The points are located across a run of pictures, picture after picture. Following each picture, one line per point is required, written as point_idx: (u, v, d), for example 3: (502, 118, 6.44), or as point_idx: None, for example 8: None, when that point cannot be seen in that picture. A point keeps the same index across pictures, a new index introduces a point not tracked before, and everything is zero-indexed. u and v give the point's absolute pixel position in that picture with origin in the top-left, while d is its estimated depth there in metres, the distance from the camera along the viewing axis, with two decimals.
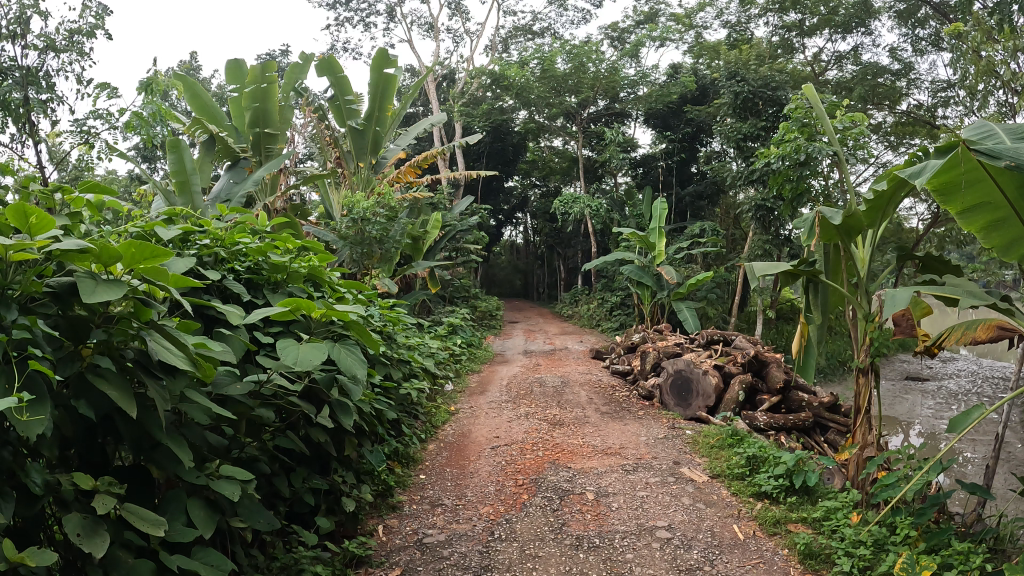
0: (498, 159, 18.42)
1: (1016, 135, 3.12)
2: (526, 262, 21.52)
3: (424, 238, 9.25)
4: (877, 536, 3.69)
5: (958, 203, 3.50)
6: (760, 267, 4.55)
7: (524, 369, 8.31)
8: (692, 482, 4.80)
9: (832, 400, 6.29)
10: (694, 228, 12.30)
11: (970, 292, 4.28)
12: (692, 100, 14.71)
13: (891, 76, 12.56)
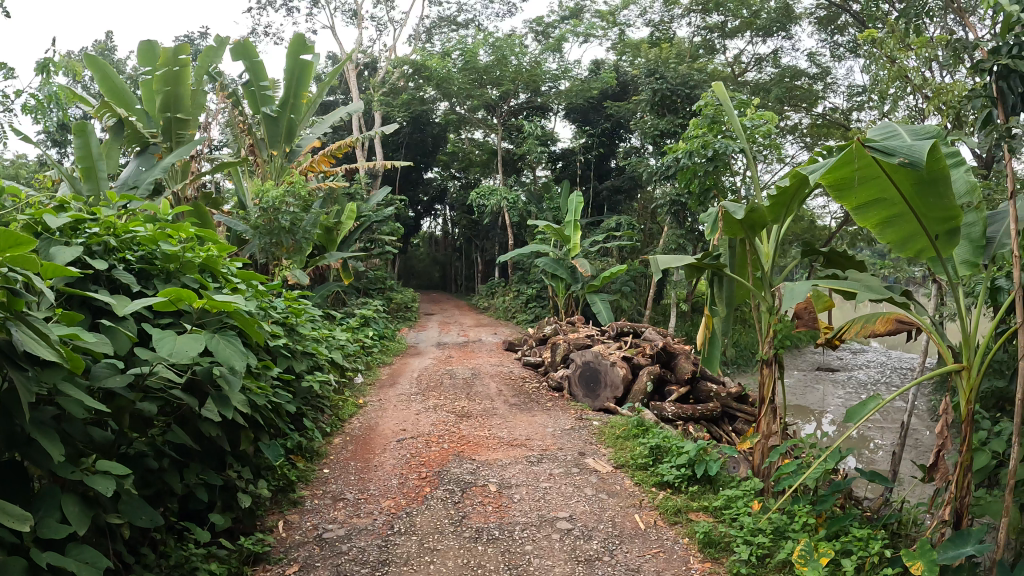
0: (418, 150, 18.33)
1: (913, 134, 3.21)
2: (444, 254, 21.47)
3: (338, 229, 9.17)
4: (777, 523, 3.74)
5: (852, 198, 3.42)
6: (666, 259, 4.59)
7: (436, 361, 8.26)
8: (595, 473, 4.84)
9: (740, 390, 6.45)
10: (611, 222, 12.47)
11: (869, 288, 4.40)
12: (611, 96, 14.98)
13: (809, 79, 12.95)
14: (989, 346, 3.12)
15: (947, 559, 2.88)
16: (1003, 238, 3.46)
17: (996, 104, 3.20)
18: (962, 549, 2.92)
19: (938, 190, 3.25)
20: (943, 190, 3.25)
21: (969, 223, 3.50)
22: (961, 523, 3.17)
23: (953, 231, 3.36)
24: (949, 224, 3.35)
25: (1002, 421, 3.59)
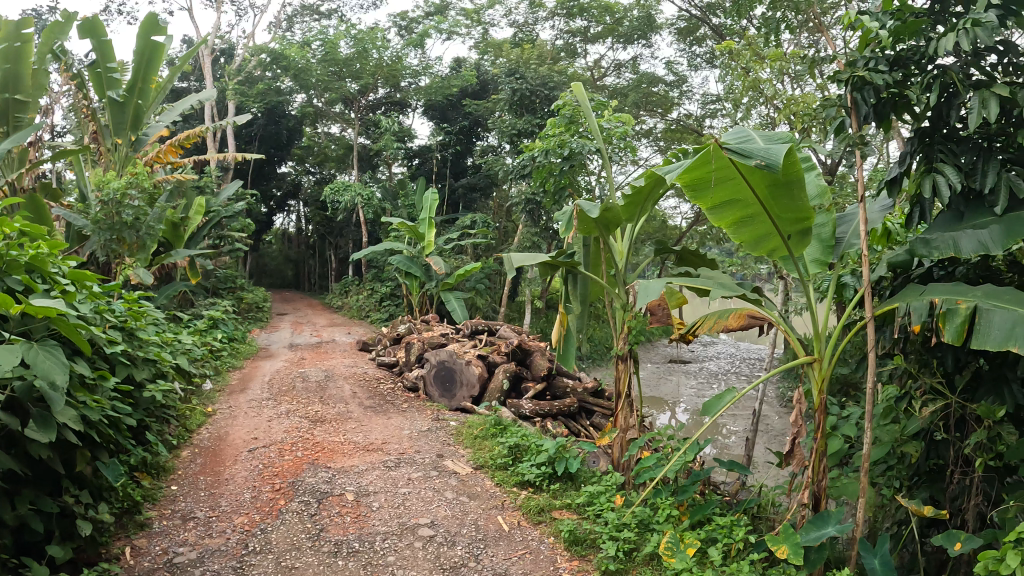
0: (272, 143, 17.62)
1: (766, 139, 3.32)
2: (299, 251, 20.72)
3: (186, 223, 8.70)
4: (641, 517, 3.84)
5: (707, 197, 3.50)
6: (520, 257, 4.57)
7: (288, 364, 7.93)
8: (454, 475, 4.80)
9: (596, 385, 6.64)
10: (466, 219, 12.52)
11: (722, 285, 4.52)
12: (471, 94, 15.05)
13: (665, 86, 13.49)
14: (838, 338, 3.23)
15: (809, 540, 2.97)
16: (851, 238, 3.68)
17: (848, 116, 3.12)
18: (824, 530, 3.01)
19: (791, 191, 3.38)
20: (796, 191, 3.37)
21: (821, 224, 3.67)
22: (819, 505, 3.24)
23: (804, 230, 3.52)
24: (802, 224, 3.49)
25: (848, 406, 3.86)
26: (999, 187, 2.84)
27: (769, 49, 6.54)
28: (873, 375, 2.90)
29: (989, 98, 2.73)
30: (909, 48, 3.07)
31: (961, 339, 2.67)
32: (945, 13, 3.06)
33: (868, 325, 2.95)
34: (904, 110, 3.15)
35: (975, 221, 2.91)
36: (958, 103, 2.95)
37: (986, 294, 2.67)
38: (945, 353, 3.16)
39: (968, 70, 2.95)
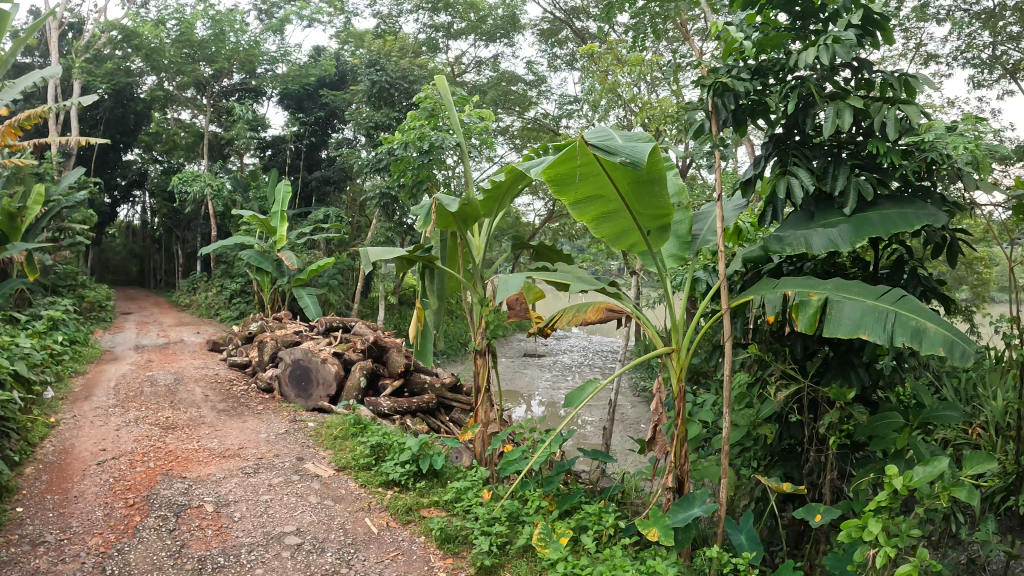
0: (118, 128, 16.13)
1: (625, 138, 3.29)
2: (145, 245, 19.31)
3: (23, 215, 7.87)
4: (511, 510, 3.79)
5: (570, 194, 3.39)
6: (376, 252, 4.35)
7: (134, 367, 7.37)
8: (317, 478, 4.64)
9: (454, 380, 6.66)
10: (319, 213, 12.15)
11: (584, 281, 4.33)
12: (329, 85, 14.65)
13: (524, 85, 13.58)
14: (695, 329, 3.34)
15: (678, 522, 3.07)
16: (707, 234, 3.86)
17: (709, 118, 3.25)
18: (690, 511, 3.14)
19: (653, 189, 3.34)
20: (658, 189, 3.34)
21: (678, 221, 3.83)
22: (683, 488, 3.36)
23: (664, 227, 3.54)
24: (661, 222, 3.50)
25: (702, 395, 4.09)
26: (848, 189, 3.09)
27: (621, 54, 6.80)
28: (731, 363, 3.03)
29: (844, 108, 2.96)
30: (770, 60, 3.31)
31: (813, 328, 2.85)
32: (806, 29, 3.32)
33: (726, 315, 3.09)
34: (762, 117, 3.38)
35: (826, 220, 3.15)
36: (813, 112, 3.19)
37: (835, 288, 2.90)
38: (797, 342, 3.41)
39: (824, 82, 3.20)
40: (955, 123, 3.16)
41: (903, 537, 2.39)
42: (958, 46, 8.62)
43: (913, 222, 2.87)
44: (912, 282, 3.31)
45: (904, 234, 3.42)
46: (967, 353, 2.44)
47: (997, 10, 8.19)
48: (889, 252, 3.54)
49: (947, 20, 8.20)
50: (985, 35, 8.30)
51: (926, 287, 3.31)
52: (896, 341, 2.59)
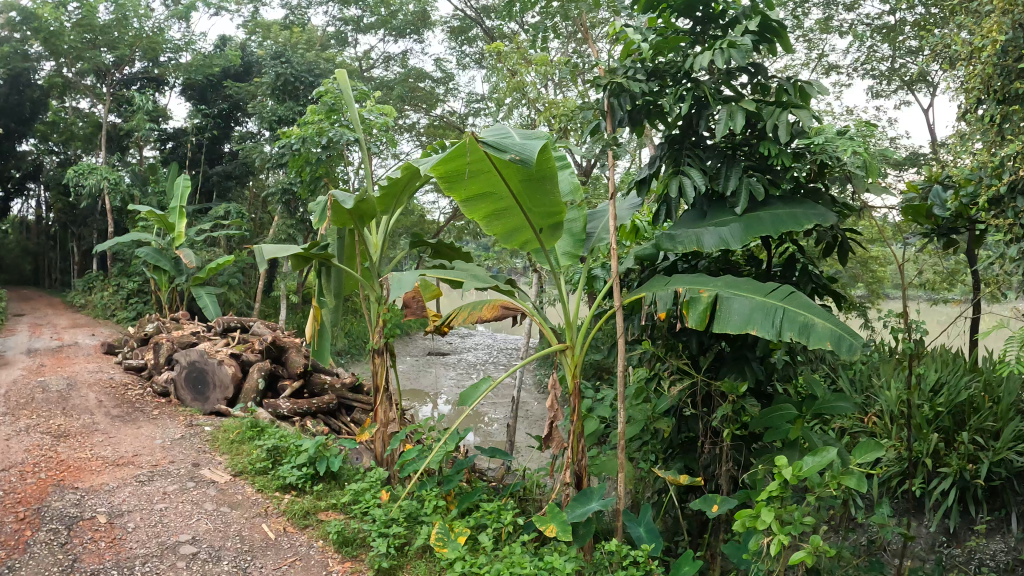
0: (11, 116, 14.94)
1: (523, 135, 3.38)
2: (36, 242, 18.10)
3: None
4: (410, 510, 3.73)
5: (461, 191, 3.35)
6: (271, 250, 4.23)
7: (22, 372, 6.91)
8: (214, 485, 4.45)
9: (354, 380, 6.54)
10: (220, 209, 11.70)
11: (475, 277, 4.14)
12: (233, 76, 14.11)
13: (432, 82, 13.43)
14: (590, 326, 3.37)
15: (575, 517, 3.08)
16: (601, 232, 3.89)
17: (605, 118, 3.31)
18: (589, 506, 3.17)
19: (544, 187, 3.34)
20: (549, 187, 3.35)
21: (572, 219, 3.83)
22: (581, 483, 3.39)
23: (556, 226, 3.54)
24: (553, 220, 3.50)
25: (602, 390, 4.17)
26: (739, 189, 3.20)
27: (530, 53, 6.85)
28: (625, 359, 3.09)
29: (736, 111, 3.07)
30: (668, 62, 3.38)
31: (704, 323, 2.95)
32: (705, 33, 3.42)
33: (620, 312, 3.14)
34: (658, 118, 3.47)
35: (717, 219, 3.25)
36: (707, 114, 3.29)
37: (725, 284, 3.00)
38: (692, 337, 3.49)
39: (719, 86, 3.30)
40: (846, 126, 3.31)
41: (796, 524, 2.48)
42: (857, 58, 9.12)
43: (800, 223, 3.01)
44: (803, 279, 3.46)
45: (795, 233, 3.56)
46: (854, 346, 2.58)
47: (892, 24, 8.70)
48: (782, 250, 3.67)
49: (847, 33, 8.68)
50: (882, 48, 8.80)
51: (816, 284, 3.46)
52: (784, 336, 2.70)
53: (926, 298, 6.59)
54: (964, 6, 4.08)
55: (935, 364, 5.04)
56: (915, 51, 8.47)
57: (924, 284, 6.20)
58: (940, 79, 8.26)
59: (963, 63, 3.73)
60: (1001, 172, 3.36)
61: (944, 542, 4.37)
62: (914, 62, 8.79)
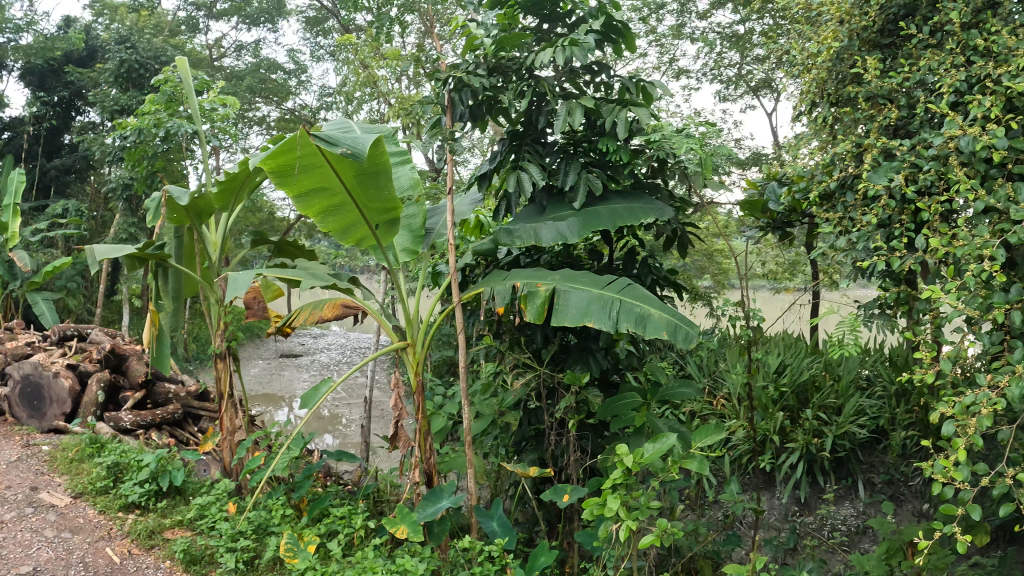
0: None
1: (364, 129, 3.34)
2: None
3: None
4: (259, 521, 3.59)
5: (292, 186, 3.11)
6: (102, 250, 3.95)
7: None
8: (54, 509, 4.10)
9: (202, 388, 6.23)
10: (58, 207, 10.79)
11: (314, 275, 3.76)
12: (75, 61, 13.03)
13: (283, 75, 12.68)
14: (430, 323, 3.32)
15: (425, 516, 3.04)
16: (439, 228, 3.78)
17: (446, 112, 3.34)
18: (438, 505, 3.12)
19: (377, 181, 3.15)
20: (382, 181, 3.17)
21: (410, 215, 3.63)
22: (430, 481, 3.34)
23: (392, 220, 3.35)
24: (389, 215, 3.31)
25: (454, 387, 4.18)
26: (578, 185, 3.30)
27: (386, 45, 6.67)
28: (467, 356, 3.09)
29: (575, 108, 3.16)
30: (510, 58, 3.43)
31: (540, 317, 3.00)
32: (551, 32, 3.53)
33: (459, 308, 3.14)
34: (501, 114, 3.54)
35: (555, 215, 3.32)
36: (547, 110, 3.37)
37: (562, 279, 3.08)
38: (536, 331, 3.55)
39: (560, 84, 3.40)
40: (685, 125, 3.50)
41: (641, 509, 2.58)
42: (707, 63, 9.63)
43: (639, 217, 3.16)
44: (643, 272, 3.61)
45: (637, 226, 3.70)
46: (689, 335, 2.72)
47: (740, 33, 9.23)
48: (622, 244, 3.83)
49: (698, 40, 9.13)
50: (730, 55, 9.37)
51: (656, 275, 3.62)
52: (622, 327, 2.81)
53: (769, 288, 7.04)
54: (802, 16, 4.33)
55: (778, 347, 5.42)
56: (760, 58, 9.04)
57: (767, 275, 6.61)
58: (782, 86, 8.86)
59: (800, 69, 3.97)
60: (830, 169, 3.58)
61: (797, 512, 4.55)
62: (759, 69, 9.38)
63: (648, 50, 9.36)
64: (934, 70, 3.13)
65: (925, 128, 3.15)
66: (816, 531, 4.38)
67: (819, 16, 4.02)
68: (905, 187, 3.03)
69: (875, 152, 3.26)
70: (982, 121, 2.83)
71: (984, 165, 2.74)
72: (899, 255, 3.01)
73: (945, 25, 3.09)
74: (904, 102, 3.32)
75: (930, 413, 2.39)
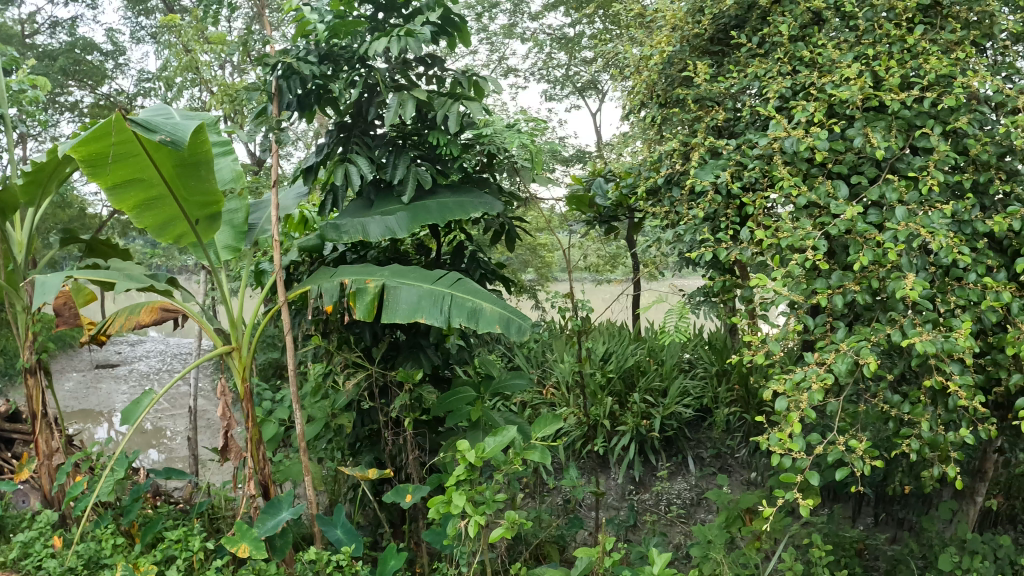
0: None
1: (186, 117, 3.06)
2: None
3: None
4: (90, 553, 3.26)
5: (104, 176, 2.84)
6: None
7: None
8: None
9: (10, 408, 5.62)
10: None
11: (129, 276, 3.37)
12: None
13: (100, 56, 10.07)
14: (256, 325, 3.13)
15: (266, 531, 2.89)
16: (263, 224, 3.62)
17: (272, 99, 3.19)
18: (279, 517, 2.99)
19: (199, 173, 2.95)
20: (204, 173, 2.96)
21: (232, 209, 3.41)
22: (269, 492, 3.18)
23: (214, 216, 3.16)
24: (210, 210, 3.11)
25: (283, 392, 4.02)
26: (407, 178, 3.34)
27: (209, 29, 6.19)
28: (296, 359, 2.97)
29: (407, 100, 3.20)
30: (342, 47, 3.35)
31: (370, 314, 2.98)
32: (386, 22, 3.50)
33: (285, 308, 3.02)
34: (329, 104, 3.45)
35: (384, 209, 3.33)
36: (377, 102, 3.39)
37: (391, 274, 3.09)
38: (365, 330, 3.47)
39: (393, 77, 3.39)
40: (514, 121, 3.74)
41: (488, 503, 2.60)
42: (535, 63, 10.05)
43: (466, 210, 3.26)
44: (472, 265, 3.77)
45: (464, 222, 3.81)
46: (522, 328, 2.88)
47: (569, 36, 9.63)
48: (450, 238, 3.90)
49: (529, 40, 9.47)
50: (557, 56, 9.79)
51: (484, 269, 3.81)
52: (455, 322, 2.89)
53: (591, 280, 7.38)
54: (634, 20, 4.55)
55: (603, 336, 5.84)
56: (587, 60, 9.52)
57: (588, 268, 6.92)
58: (609, 89, 9.40)
59: (630, 71, 4.14)
60: (659, 166, 3.80)
61: (633, 490, 4.74)
62: (585, 71, 9.90)
63: (479, 48, 9.61)
64: (761, 78, 3.34)
65: (751, 129, 3.38)
66: (654, 507, 4.55)
67: (651, 22, 4.23)
68: (732, 183, 3.19)
69: (703, 150, 3.44)
70: (806, 124, 3.04)
71: (804, 164, 2.96)
72: (725, 247, 3.14)
73: (775, 36, 3.31)
74: (731, 105, 3.55)
75: (763, 392, 2.56)
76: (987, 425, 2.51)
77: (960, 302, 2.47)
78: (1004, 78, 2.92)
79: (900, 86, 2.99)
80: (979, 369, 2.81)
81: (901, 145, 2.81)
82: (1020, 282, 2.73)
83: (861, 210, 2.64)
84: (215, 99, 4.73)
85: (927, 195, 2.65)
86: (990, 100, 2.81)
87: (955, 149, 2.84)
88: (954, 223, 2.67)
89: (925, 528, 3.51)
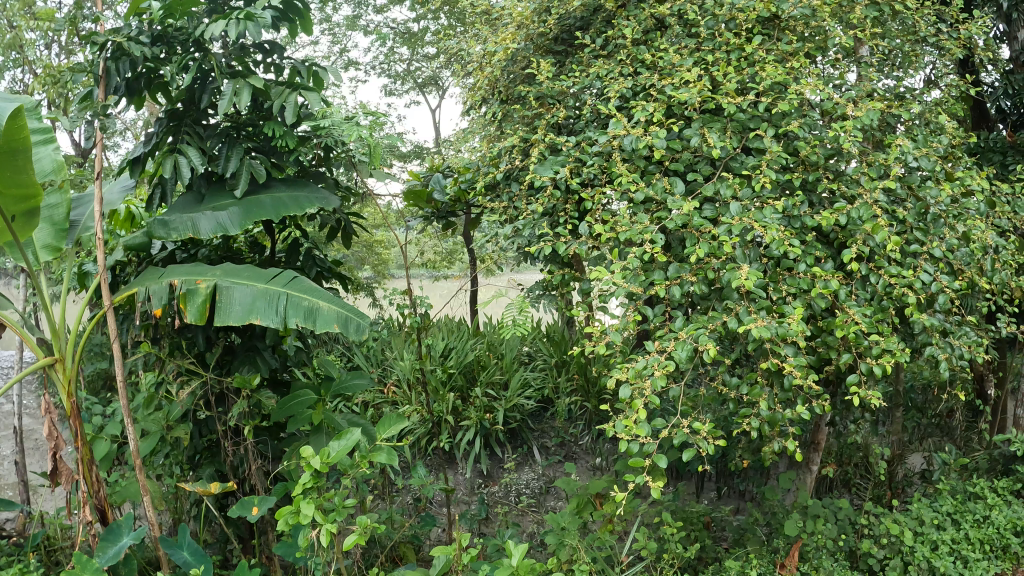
0: None
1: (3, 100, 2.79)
2: None
3: None
4: None
5: None
6: None
7: None
8: None
9: None
10: None
11: None
12: None
13: None
14: (80, 334, 2.88)
15: (108, 559, 2.67)
16: (87, 220, 3.32)
17: (98, 83, 2.97)
18: (118, 543, 2.77)
19: (14, 161, 2.69)
20: (20, 161, 2.70)
21: (52, 204, 3.16)
22: (106, 516, 2.94)
23: (31, 213, 2.88)
24: (27, 205, 2.84)
25: (111, 405, 3.71)
26: (240, 171, 3.20)
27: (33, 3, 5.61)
28: (123, 367, 2.77)
29: (242, 88, 3.08)
30: (175, 27, 3.16)
31: (202, 318, 2.84)
32: (226, 5, 3.35)
33: (109, 312, 2.81)
34: (160, 90, 3.28)
35: (215, 204, 3.17)
36: (212, 89, 3.23)
37: (223, 274, 2.95)
38: (198, 334, 3.29)
39: (230, 64, 3.24)
40: (353, 113, 3.71)
41: (338, 509, 2.53)
42: (376, 57, 10.02)
43: (299, 206, 3.18)
44: (308, 263, 3.67)
45: (299, 219, 3.71)
46: (360, 326, 2.86)
47: (412, 31, 9.68)
48: (285, 236, 3.81)
49: (372, 33, 9.42)
50: (399, 50, 9.79)
51: (320, 267, 3.72)
52: (291, 322, 2.81)
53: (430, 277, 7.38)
54: (479, 18, 4.61)
55: (442, 333, 5.83)
56: (429, 56, 9.60)
57: (427, 263, 6.92)
58: (450, 86, 9.52)
59: (474, 67, 4.17)
60: (497, 161, 3.87)
61: (482, 484, 4.78)
62: (426, 67, 9.99)
63: (319, 38, 9.43)
64: (602, 78, 3.46)
65: (591, 127, 3.50)
66: (505, 498, 4.61)
67: (497, 21, 4.31)
68: (570, 178, 3.30)
69: (543, 147, 3.56)
70: (647, 123, 3.18)
71: (642, 162, 3.09)
72: (564, 241, 3.21)
73: (619, 39, 3.46)
74: (572, 104, 3.66)
75: (609, 381, 2.66)
76: (819, 401, 2.72)
77: (792, 290, 2.68)
78: (833, 88, 3.16)
79: (737, 91, 3.20)
80: (810, 351, 3.04)
81: (736, 145, 2.99)
82: (844, 272, 2.98)
83: (697, 206, 2.80)
84: (37, 81, 4.29)
85: (760, 193, 2.86)
86: (817, 107, 3.06)
87: (786, 150, 3.06)
88: (785, 218, 2.88)
89: (766, 498, 3.79)
